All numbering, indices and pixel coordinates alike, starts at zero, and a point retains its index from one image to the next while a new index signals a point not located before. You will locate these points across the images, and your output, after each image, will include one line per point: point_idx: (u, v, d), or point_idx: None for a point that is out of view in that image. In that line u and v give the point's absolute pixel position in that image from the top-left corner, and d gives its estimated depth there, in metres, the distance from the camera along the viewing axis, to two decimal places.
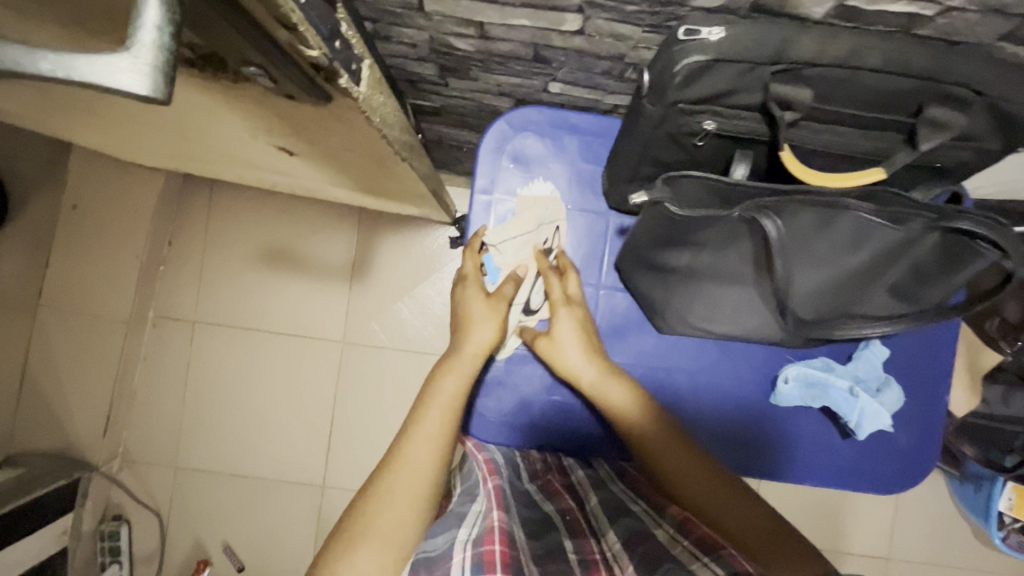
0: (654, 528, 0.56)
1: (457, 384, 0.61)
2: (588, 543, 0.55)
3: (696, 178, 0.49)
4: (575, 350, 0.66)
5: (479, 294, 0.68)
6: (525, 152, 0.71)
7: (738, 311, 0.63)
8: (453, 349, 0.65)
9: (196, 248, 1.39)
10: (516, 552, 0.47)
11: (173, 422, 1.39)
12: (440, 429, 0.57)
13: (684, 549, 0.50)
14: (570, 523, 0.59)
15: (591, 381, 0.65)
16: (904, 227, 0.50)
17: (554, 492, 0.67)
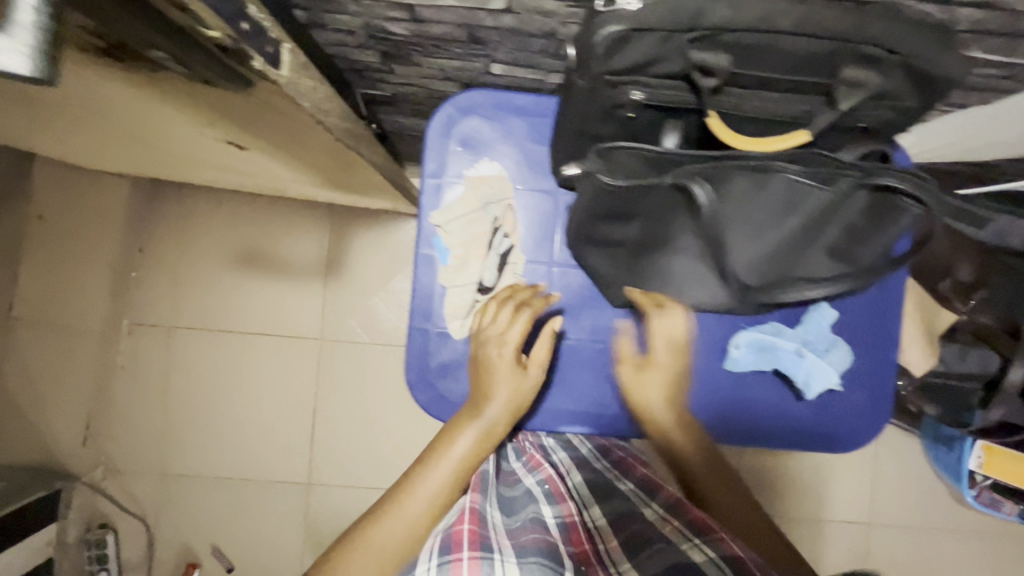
0: (644, 509, 0.58)
1: (471, 448, 0.61)
2: (564, 508, 0.59)
3: (628, 149, 0.51)
4: (662, 400, 0.66)
5: (513, 366, 0.65)
6: (473, 136, 0.71)
7: (683, 281, 0.65)
8: (472, 409, 0.64)
9: (167, 252, 1.37)
10: (484, 530, 0.53)
11: (152, 430, 1.38)
12: (445, 485, 0.58)
13: (673, 529, 0.52)
14: (548, 491, 0.63)
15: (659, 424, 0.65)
16: (832, 188, 0.52)
17: (535, 465, 0.70)
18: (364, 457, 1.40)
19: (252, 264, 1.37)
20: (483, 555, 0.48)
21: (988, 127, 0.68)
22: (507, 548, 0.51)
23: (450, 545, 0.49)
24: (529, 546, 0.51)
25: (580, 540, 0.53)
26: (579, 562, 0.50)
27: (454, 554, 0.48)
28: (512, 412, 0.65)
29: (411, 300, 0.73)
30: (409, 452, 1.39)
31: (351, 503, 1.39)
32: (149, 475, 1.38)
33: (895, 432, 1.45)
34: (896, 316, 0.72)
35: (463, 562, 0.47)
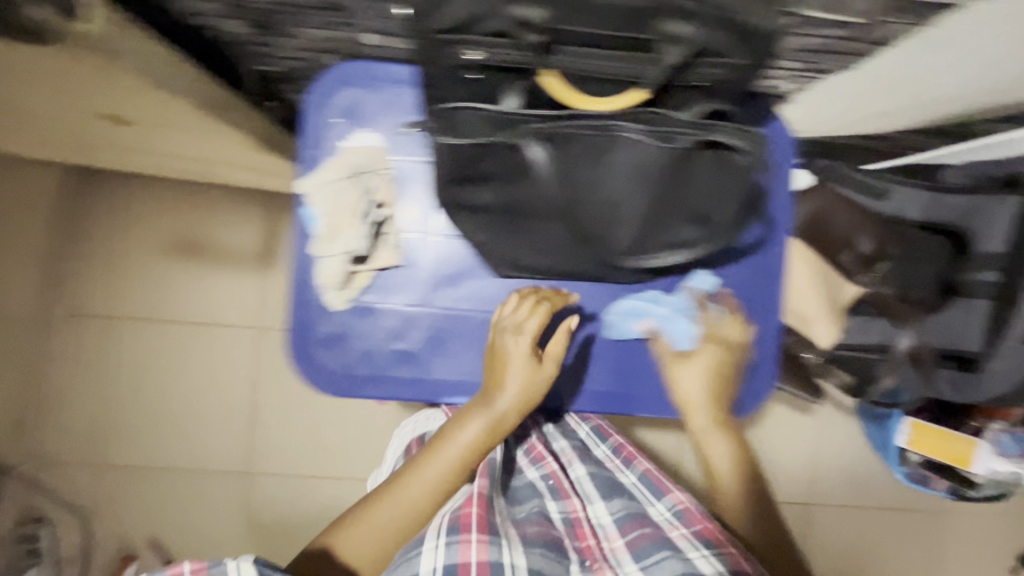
0: (650, 509, 0.70)
1: (480, 433, 0.67)
2: (570, 504, 0.70)
3: (470, 109, 0.52)
4: (701, 393, 0.80)
5: (526, 358, 0.71)
6: (351, 107, 0.75)
7: (556, 251, 0.64)
8: (486, 399, 0.69)
9: (102, 243, 1.36)
10: (489, 513, 0.64)
11: (85, 421, 1.36)
12: (438, 479, 0.66)
13: (679, 537, 0.64)
14: (554, 485, 0.72)
15: (701, 423, 0.79)
16: (675, 147, 0.53)
17: (537, 456, 0.79)
18: (304, 446, 1.39)
19: (187, 252, 1.36)
20: (490, 539, 0.61)
21: (863, 91, 0.68)
22: (514, 537, 0.63)
23: (459, 526, 0.62)
24: (534, 537, 0.64)
25: (585, 536, 0.66)
26: (584, 558, 0.64)
27: (462, 536, 0.61)
28: (520, 407, 0.69)
29: (292, 266, 0.74)
30: (348, 439, 1.39)
31: (292, 492, 1.38)
32: (87, 467, 1.35)
33: (834, 412, 1.47)
34: (772, 283, 0.85)
35: (471, 545, 0.60)
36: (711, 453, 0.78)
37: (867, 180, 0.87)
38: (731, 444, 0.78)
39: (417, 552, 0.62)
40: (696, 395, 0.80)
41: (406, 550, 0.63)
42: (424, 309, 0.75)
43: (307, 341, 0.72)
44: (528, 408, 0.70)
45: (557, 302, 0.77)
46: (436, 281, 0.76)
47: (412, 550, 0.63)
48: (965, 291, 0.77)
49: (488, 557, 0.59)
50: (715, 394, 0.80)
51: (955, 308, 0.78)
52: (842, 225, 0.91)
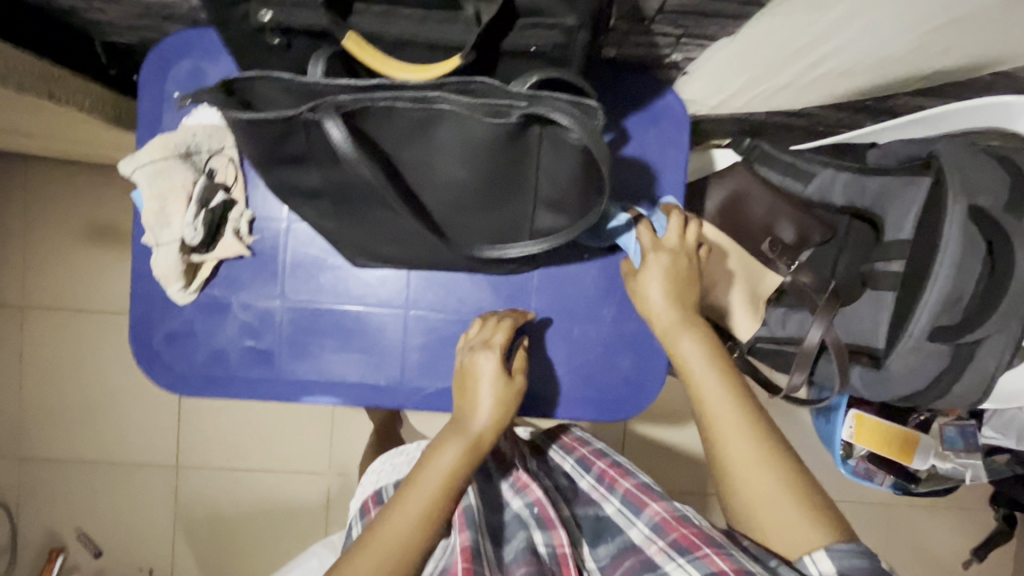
0: (632, 530, 0.65)
1: (456, 460, 0.57)
2: (557, 536, 0.64)
3: (262, 77, 0.45)
4: (660, 296, 0.60)
5: (497, 373, 0.59)
6: (188, 80, 0.62)
7: (403, 240, 0.58)
8: (456, 421, 0.59)
9: (17, 230, 1.29)
10: (478, 567, 0.58)
11: (8, 413, 1.32)
12: (421, 512, 0.55)
13: (657, 551, 0.60)
14: (539, 514, 0.67)
15: (661, 321, 0.61)
16: (506, 124, 0.46)
17: (522, 484, 0.71)
18: (234, 439, 1.35)
19: (107, 240, 1.30)
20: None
21: (761, 55, 0.62)
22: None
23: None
24: None
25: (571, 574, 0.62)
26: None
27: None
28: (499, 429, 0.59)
29: (131, 261, 0.62)
30: (282, 432, 1.35)
31: (223, 485, 1.35)
32: (10, 460, 1.33)
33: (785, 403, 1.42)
34: None
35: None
36: (682, 354, 0.59)
37: (791, 162, 0.83)
38: (707, 341, 0.60)
39: None
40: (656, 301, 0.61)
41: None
42: (278, 304, 0.64)
43: (147, 340, 0.63)
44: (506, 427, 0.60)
45: (421, 298, 0.66)
46: (288, 273, 0.64)
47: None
48: (873, 283, 0.72)
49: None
50: (678, 298, 0.60)
51: (865, 299, 0.73)
52: (758, 210, 0.83)
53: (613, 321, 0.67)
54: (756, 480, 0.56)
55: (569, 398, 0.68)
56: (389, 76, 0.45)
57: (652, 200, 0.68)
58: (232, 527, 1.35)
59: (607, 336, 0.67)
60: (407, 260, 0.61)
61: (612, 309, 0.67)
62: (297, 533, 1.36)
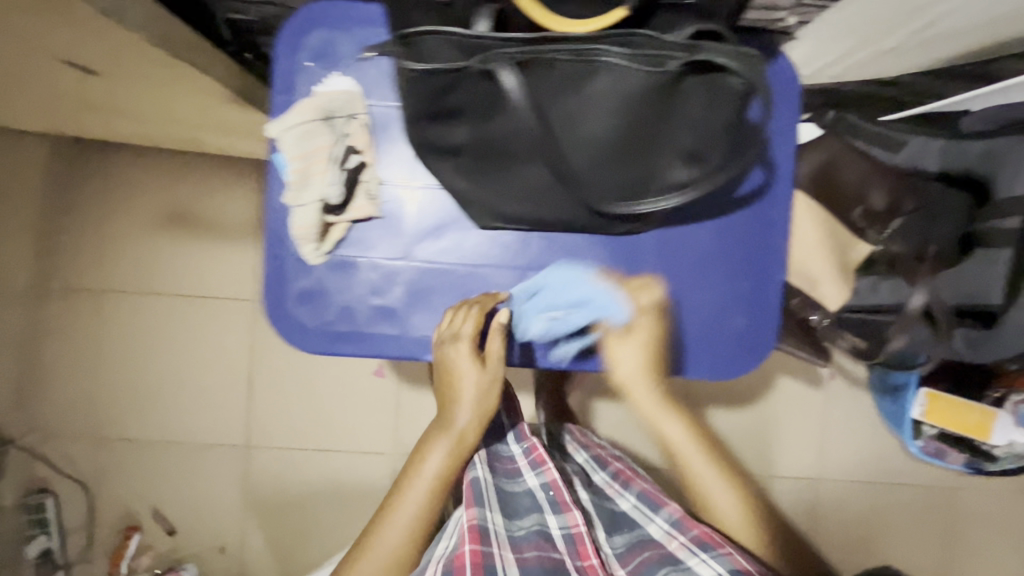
0: (650, 526, 0.70)
1: (442, 462, 0.63)
2: (571, 517, 0.66)
3: (438, 35, 0.49)
4: (636, 361, 0.68)
5: (472, 365, 0.64)
6: (322, 48, 0.64)
7: (538, 195, 0.60)
8: (439, 421, 0.65)
9: (95, 217, 1.34)
10: (486, 548, 0.59)
11: (86, 394, 1.36)
12: (413, 516, 0.63)
13: (679, 546, 0.65)
14: (554, 497, 0.68)
15: (626, 379, 0.69)
16: (663, 75, 0.48)
17: (538, 459, 0.74)
18: (302, 420, 1.38)
19: (180, 225, 1.34)
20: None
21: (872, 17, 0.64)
22: (512, 567, 0.59)
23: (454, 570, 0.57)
24: (533, 563, 0.60)
25: (587, 555, 0.62)
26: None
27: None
28: (480, 418, 0.65)
29: (265, 222, 0.65)
30: (349, 413, 1.38)
31: (290, 465, 1.38)
32: (85, 439, 1.36)
33: (845, 385, 1.42)
34: (780, 230, 0.68)
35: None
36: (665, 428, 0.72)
37: (880, 131, 0.83)
38: (682, 420, 0.73)
39: None
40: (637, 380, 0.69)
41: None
42: (404, 264, 0.67)
43: (279, 298, 0.66)
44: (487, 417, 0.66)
45: (540, 258, 0.68)
46: (415, 234, 0.67)
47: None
48: (985, 241, 0.77)
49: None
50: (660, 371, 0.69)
51: (973, 261, 0.78)
52: (851, 177, 0.84)
53: (726, 281, 0.69)
54: (728, 512, 0.69)
55: (680, 357, 0.70)
56: (545, 25, 0.48)
57: (765, 161, 0.67)
58: (298, 506, 1.38)
59: (717, 296, 0.69)
60: (530, 218, 0.62)
61: (723, 270, 0.69)
62: (362, 514, 1.38)
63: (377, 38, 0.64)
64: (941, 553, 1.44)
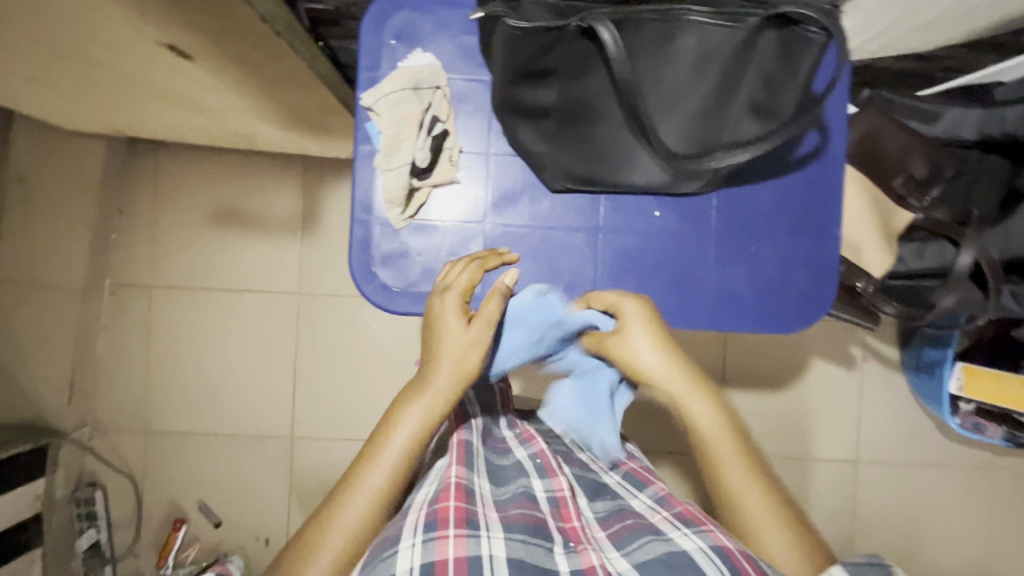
0: (634, 498, 0.64)
1: (422, 422, 0.62)
2: (556, 483, 0.63)
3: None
4: (643, 340, 0.66)
5: (456, 318, 0.65)
6: (407, 28, 0.69)
7: (611, 155, 0.64)
8: (421, 376, 0.64)
9: (147, 216, 1.39)
10: (470, 507, 0.57)
11: (137, 388, 1.40)
12: (387, 481, 0.59)
13: (662, 519, 0.58)
14: (540, 462, 0.67)
15: (672, 388, 0.65)
16: (742, 30, 0.53)
17: (528, 438, 0.75)
18: (346, 410, 1.40)
19: (229, 221, 1.39)
20: (469, 533, 0.52)
21: None
22: (495, 525, 0.55)
23: (437, 521, 0.53)
24: (517, 520, 0.55)
25: (570, 517, 0.58)
26: (568, 539, 0.56)
27: (440, 532, 0.52)
28: (458, 384, 0.63)
29: (352, 190, 0.69)
30: (393, 402, 1.40)
31: (334, 455, 1.40)
32: (133, 433, 1.40)
33: (878, 366, 1.44)
34: (836, 189, 0.72)
35: (450, 541, 0.51)
36: (692, 413, 0.65)
37: (916, 105, 0.87)
38: (710, 399, 0.65)
39: (393, 551, 0.51)
40: (669, 373, 0.65)
41: (380, 550, 0.52)
42: (481, 226, 0.71)
43: (366, 259, 0.69)
44: (467, 380, 0.64)
45: (610, 220, 0.71)
46: (493, 199, 0.71)
47: (385, 551, 0.51)
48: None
49: (467, 552, 0.50)
50: (672, 358, 0.66)
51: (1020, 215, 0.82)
52: (893, 149, 0.86)
53: (786, 239, 0.72)
54: (754, 508, 0.60)
55: (745, 313, 0.73)
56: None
57: (820, 123, 0.71)
58: None
59: (781, 253, 0.72)
60: (601, 180, 0.67)
61: (784, 229, 0.72)
62: None
63: (458, 16, 0.69)
64: (982, 532, 1.44)
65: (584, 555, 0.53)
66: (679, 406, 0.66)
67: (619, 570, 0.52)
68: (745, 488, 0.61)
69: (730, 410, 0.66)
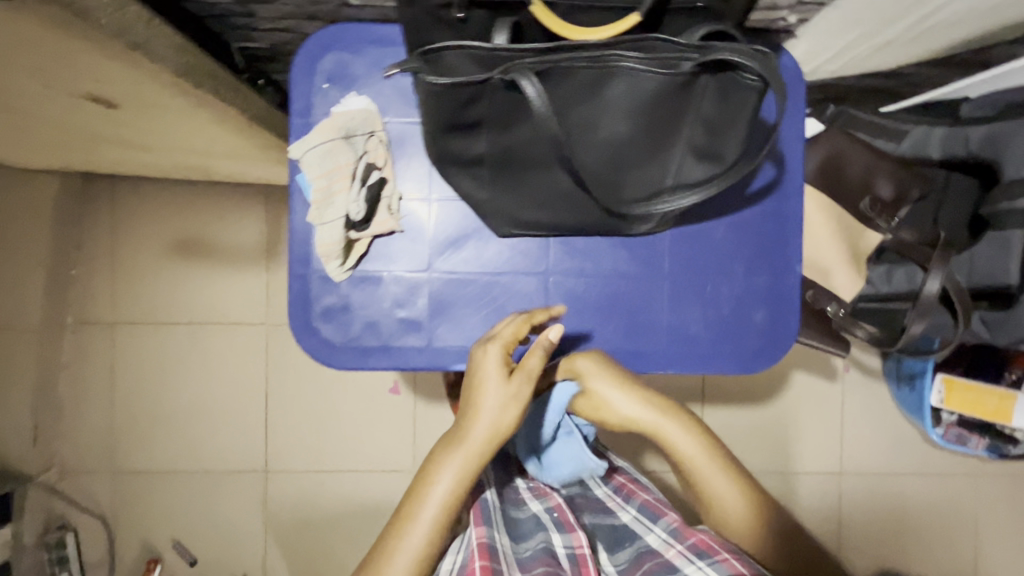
0: (648, 536, 0.62)
1: (457, 476, 0.58)
2: (575, 538, 0.61)
3: (455, 48, 0.49)
4: (613, 390, 0.66)
5: (497, 370, 0.60)
6: (338, 69, 0.66)
7: (555, 202, 0.61)
8: (456, 431, 0.60)
9: (106, 249, 1.35)
10: (496, 564, 0.55)
11: (103, 426, 1.36)
12: (419, 546, 0.56)
13: (676, 555, 0.57)
14: (558, 519, 0.65)
15: (649, 421, 0.67)
16: (674, 76, 0.49)
17: (541, 493, 0.73)
18: (320, 441, 1.37)
19: (191, 253, 1.35)
20: None
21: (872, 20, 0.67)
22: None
23: None
24: None
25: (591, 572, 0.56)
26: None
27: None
28: (495, 440, 0.59)
29: (288, 243, 0.66)
30: (366, 431, 1.38)
31: (308, 487, 1.37)
32: (103, 473, 1.36)
33: (860, 376, 1.41)
34: (796, 223, 0.70)
35: None
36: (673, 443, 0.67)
37: (881, 122, 0.84)
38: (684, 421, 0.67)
39: None
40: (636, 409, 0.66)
41: None
42: (427, 276, 0.68)
43: (306, 316, 0.66)
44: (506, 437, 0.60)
45: (560, 263, 0.68)
46: (437, 247, 0.68)
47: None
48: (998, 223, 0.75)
49: None
50: (644, 398, 0.67)
51: (986, 243, 0.77)
52: (858, 169, 0.83)
53: (745, 275, 0.70)
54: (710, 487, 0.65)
55: (704, 353, 0.70)
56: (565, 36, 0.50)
57: (775, 156, 0.69)
58: (321, 528, 1.36)
59: (741, 290, 0.70)
60: (545, 225, 0.64)
61: (744, 262, 0.70)
62: None
63: (392, 56, 0.66)
64: (971, 538, 1.43)
65: None
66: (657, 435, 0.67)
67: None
68: (700, 460, 0.65)
69: (702, 426, 0.69)
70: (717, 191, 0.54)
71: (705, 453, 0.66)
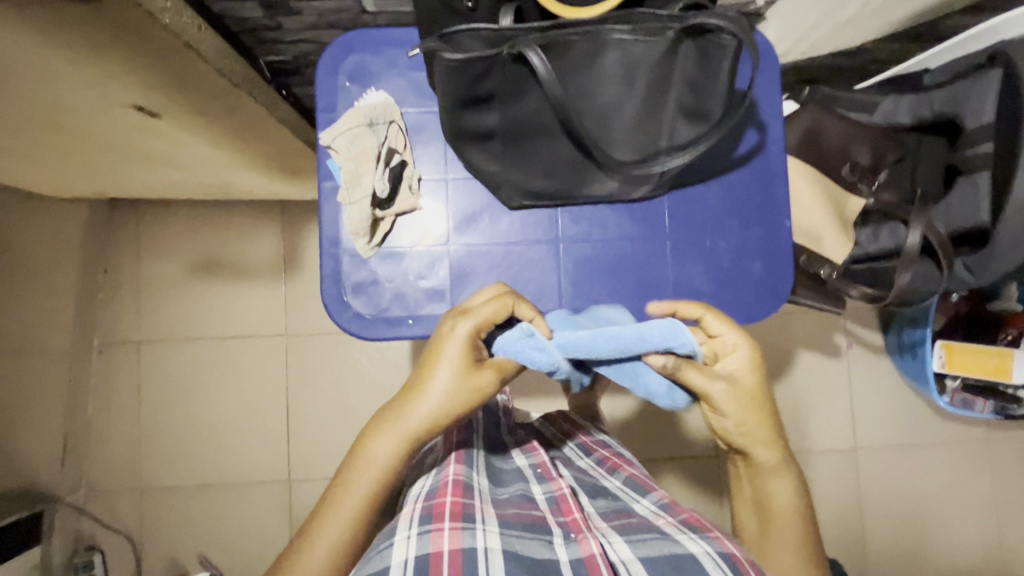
0: (636, 504, 0.62)
1: (392, 454, 0.58)
2: (555, 485, 0.63)
3: (469, 30, 0.57)
4: (750, 411, 0.63)
5: (458, 354, 0.60)
6: (359, 69, 0.74)
7: (560, 169, 0.68)
8: (401, 403, 0.59)
9: (131, 272, 1.41)
10: (467, 501, 0.55)
11: (129, 446, 1.39)
12: (347, 526, 0.56)
13: (667, 522, 0.56)
14: (540, 471, 0.67)
15: (763, 458, 0.65)
16: (660, 41, 0.57)
17: (529, 450, 0.75)
18: (341, 447, 1.40)
19: (213, 271, 1.42)
20: (464, 525, 0.51)
21: None
22: (491, 519, 0.54)
23: (432, 515, 0.52)
24: (513, 518, 0.55)
25: (568, 508, 0.57)
26: (569, 530, 0.54)
27: (435, 524, 0.51)
28: (435, 424, 0.59)
29: (322, 228, 0.72)
30: None
31: None
32: (129, 491, 1.38)
33: (864, 352, 1.45)
34: (780, 182, 0.76)
35: (445, 533, 0.50)
36: (768, 490, 0.65)
37: (853, 96, 0.91)
38: (790, 475, 0.65)
39: (387, 543, 0.50)
40: (758, 437, 0.64)
41: (376, 542, 0.51)
42: (446, 248, 0.73)
43: (338, 290, 0.72)
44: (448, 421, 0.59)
45: (569, 229, 0.74)
46: (454, 221, 0.74)
47: (381, 546, 0.51)
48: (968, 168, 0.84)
49: (462, 543, 0.49)
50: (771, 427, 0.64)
51: (958, 188, 0.85)
52: (836, 138, 0.91)
53: (740, 231, 0.76)
54: (778, 550, 0.62)
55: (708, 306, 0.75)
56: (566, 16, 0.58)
57: (757, 123, 0.76)
58: None
59: (736, 246, 0.75)
60: (552, 194, 0.71)
61: (736, 221, 0.76)
62: None
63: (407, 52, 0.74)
64: (988, 510, 1.43)
65: (583, 541, 0.51)
66: (762, 474, 0.66)
67: (622, 558, 0.51)
68: (786, 514, 0.64)
69: (804, 485, 0.66)
70: (704, 146, 0.59)
71: (791, 511, 0.64)
